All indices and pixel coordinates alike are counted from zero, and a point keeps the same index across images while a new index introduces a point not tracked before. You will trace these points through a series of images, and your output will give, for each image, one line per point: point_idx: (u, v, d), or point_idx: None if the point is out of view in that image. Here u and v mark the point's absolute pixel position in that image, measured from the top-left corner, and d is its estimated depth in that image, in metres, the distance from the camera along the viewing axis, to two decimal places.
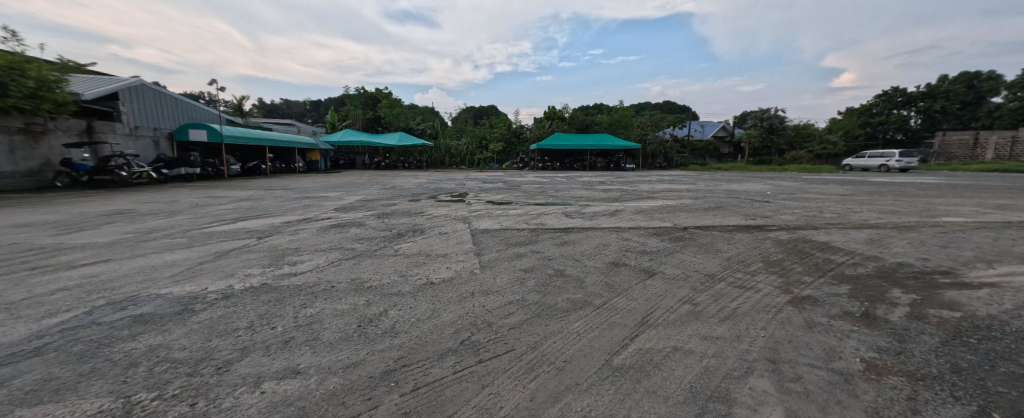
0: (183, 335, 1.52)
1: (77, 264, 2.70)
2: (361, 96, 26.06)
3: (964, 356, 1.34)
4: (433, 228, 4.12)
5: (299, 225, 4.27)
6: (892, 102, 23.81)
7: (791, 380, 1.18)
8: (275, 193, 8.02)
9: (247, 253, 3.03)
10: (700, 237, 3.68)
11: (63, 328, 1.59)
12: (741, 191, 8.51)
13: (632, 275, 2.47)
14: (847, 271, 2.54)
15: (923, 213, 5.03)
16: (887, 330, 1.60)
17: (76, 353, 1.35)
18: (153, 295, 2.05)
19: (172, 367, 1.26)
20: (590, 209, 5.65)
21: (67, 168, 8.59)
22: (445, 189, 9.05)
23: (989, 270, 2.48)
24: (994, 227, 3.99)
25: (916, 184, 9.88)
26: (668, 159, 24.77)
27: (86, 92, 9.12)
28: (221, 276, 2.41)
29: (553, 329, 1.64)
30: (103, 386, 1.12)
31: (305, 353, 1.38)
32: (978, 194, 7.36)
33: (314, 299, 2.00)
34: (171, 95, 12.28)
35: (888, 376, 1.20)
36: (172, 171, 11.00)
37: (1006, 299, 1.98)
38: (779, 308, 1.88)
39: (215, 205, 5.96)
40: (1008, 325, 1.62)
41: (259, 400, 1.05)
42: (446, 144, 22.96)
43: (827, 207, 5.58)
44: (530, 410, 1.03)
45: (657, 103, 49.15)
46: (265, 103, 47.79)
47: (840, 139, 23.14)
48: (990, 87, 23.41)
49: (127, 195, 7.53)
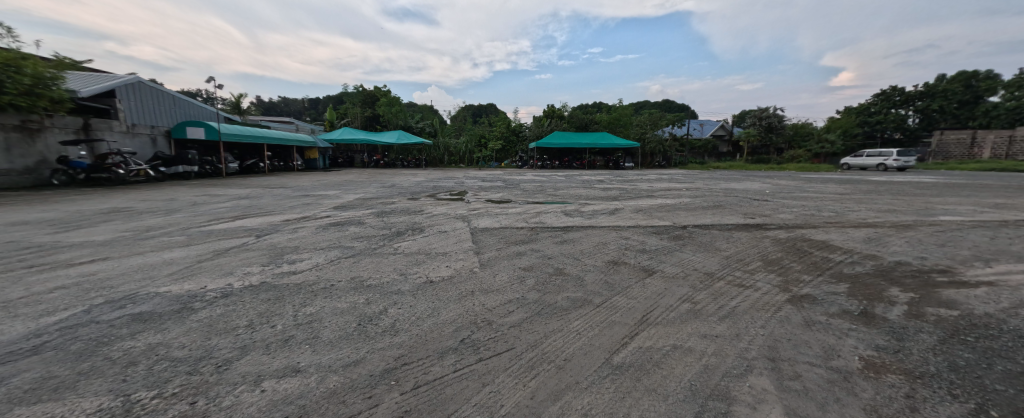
0: (183, 334, 1.52)
1: (76, 262, 2.70)
2: (360, 94, 25.93)
3: (961, 354, 1.35)
4: (432, 227, 4.11)
5: (299, 223, 4.26)
6: (890, 101, 23.89)
7: (790, 378, 1.19)
8: (274, 191, 8.00)
9: (246, 251, 3.02)
10: (699, 236, 3.68)
11: (61, 327, 1.58)
12: (741, 190, 8.52)
13: (632, 274, 2.48)
14: (845, 270, 2.55)
15: (921, 212, 5.05)
16: (884, 329, 1.61)
17: (76, 352, 1.35)
18: (152, 293, 2.05)
19: (170, 366, 1.25)
20: (589, 207, 5.66)
21: (65, 166, 8.62)
22: (444, 188, 9.01)
23: (987, 270, 2.49)
24: (991, 226, 4.00)
25: (914, 184, 9.90)
26: (667, 158, 24.79)
27: (82, 89, 9.05)
28: (220, 275, 2.40)
29: (553, 327, 1.64)
30: (102, 384, 1.12)
31: (305, 352, 1.37)
32: (977, 193, 7.38)
33: (314, 297, 1.99)
34: (169, 92, 12.20)
35: (886, 374, 1.21)
36: (170, 169, 11.00)
37: (1003, 297, 1.99)
38: (778, 307, 1.88)
39: (213, 203, 5.94)
40: (1005, 323, 1.63)
41: (259, 399, 1.05)
42: (445, 143, 22.89)
43: (826, 207, 5.59)
44: (530, 409, 1.03)
45: (656, 103, 49.28)
46: (264, 101, 47.67)
47: (838, 138, 23.21)
48: (987, 86, 23.47)
49: (125, 193, 7.50)
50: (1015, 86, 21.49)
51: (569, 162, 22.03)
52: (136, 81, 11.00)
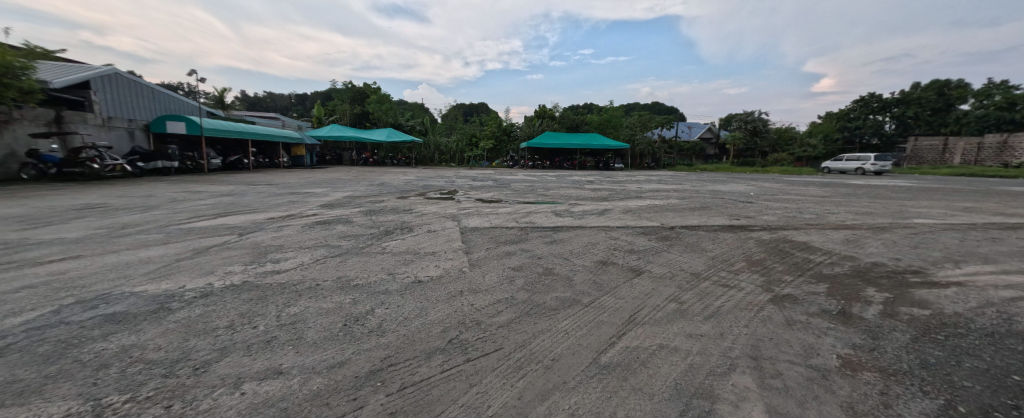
0: (160, 335, 1.47)
1: (45, 260, 2.57)
2: (350, 91, 25.62)
3: (933, 352, 1.41)
4: (421, 226, 4.08)
5: (283, 221, 4.17)
6: (869, 108, 24.71)
7: (771, 376, 1.22)
8: (258, 189, 7.79)
9: (228, 249, 2.93)
10: (686, 236, 3.75)
11: (27, 328, 1.50)
12: (726, 191, 8.75)
13: (620, 274, 2.51)
14: (825, 270, 2.63)
15: (896, 215, 5.24)
16: (861, 327, 1.67)
17: (43, 354, 1.29)
18: (127, 293, 1.96)
19: (144, 368, 1.21)
20: (579, 207, 5.72)
21: (35, 159, 8.32)
22: (434, 187, 8.89)
23: (956, 270, 2.61)
24: (961, 229, 4.20)
25: (892, 187, 10.39)
26: (656, 159, 25.12)
27: (54, 80, 8.58)
28: (201, 274, 2.33)
29: (541, 327, 1.65)
30: (71, 388, 1.07)
31: (288, 353, 1.34)
32: (945, 196, 7.80)
33: (298, 298, 1.94)
34: (147, 86, 11.85)
35: (862, 372, 1.25)
36: (148, 164, 10.46)
37: (971, 298, 2.08)
38: (760, 307, 1.93)
39: (194, 200, 5.74)
40: (972, 322, 1.72)
41: (239, 402, 1.02)
42: (436, 141, 23.03)
43: (806, 209, 5.78)
44: (517, 409, 1.03)
45: (642, 106, 51.29)
46: (248, 96, 46.15)
47: (820, 142, 23.94)
48: (959, 95, 24.63)
49: (101, 188, 7.22)
50: (984, 95, 22.63)
51: (560, 163, 22.23)
52: (112, 72, 10.58)
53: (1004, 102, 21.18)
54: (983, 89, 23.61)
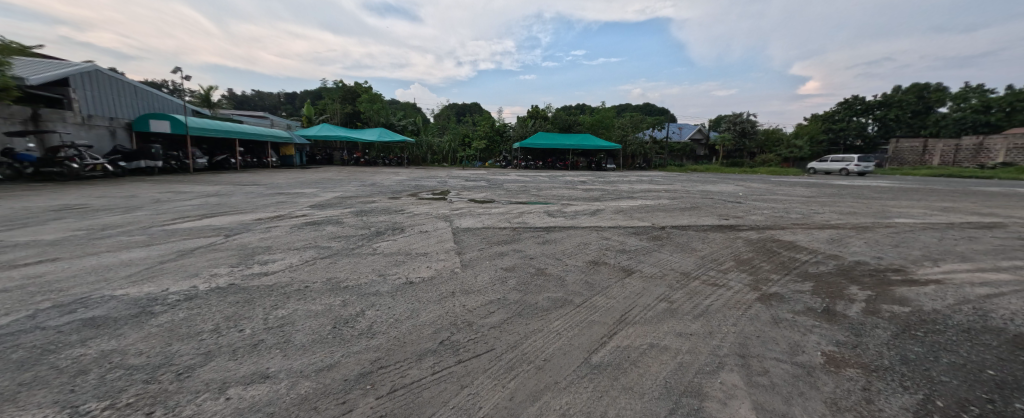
0: (141, 340, 1.42)
1: (19, 263, 2.48)
2: (341, 91, 25.32)
3: (912, 348, 1.45)
4: (413, 227, 4.04)
5: (271, 222, 4.10)
6: (852, 110, 25.32)
7: (758, 374, 1.24)
8: (245, 189, 7.64)
9: (215, 251, 2.87)
10: (676, 236, 3.80)
11: (0, 334, 1.44)
12: (716, 192, 8.86)
13: (611, 274, 2.52)
14: (810, 269, 2.69)
15: (878, 215, 5.38)
16: (845, 325, 1.71)
17: (17, 360, 1.24)
18: (107, 296, 1.91)
19: (125, 374, 1.17)
20: (570, 208, 5.73)
21: (9, 159, 7.99)
22: (426, 187, 8.84)
23: (936, 269, 2.69)
24: (938, 228, 4.34)
25: (872, 187, 10.69)
26: (647, 160, 25.38)
27: (30, 77, 8.31)
28: (185, 276, 2.27)
29: (533, 328, 1.65)
30: (46, 396, 1.03)
31: (275, 357, 1.31)
32: (924, 197, 8.06)
33: (286, 299, 1.91)
34: (129, 83, 11.54)
35: (845, 368, 1.29)
36: (130, 164, 10.15)
37: (948, 295, 2.15)
38: (748, 305, 1.97)
39: (179, 200, 5.59)
40: (950, 318, 1.78)
41: (224, 407, 0.99)
42: (428, 141, 22.89)
43: (792, 208, 5.89)
44: (508, 410, 1.03)
45: (634, 107, 51.85)
46: (234, 94, 45.12)
47: (806, 144, 24.39)
48: (937, 98, 25.45)
49: (80, 189, 7.01)
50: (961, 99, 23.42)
51: (553, 163, 22.31)
52: (92, 69, 10.29)
53: (980, 105, 22.19)
54: (961, 93, 24.45)
